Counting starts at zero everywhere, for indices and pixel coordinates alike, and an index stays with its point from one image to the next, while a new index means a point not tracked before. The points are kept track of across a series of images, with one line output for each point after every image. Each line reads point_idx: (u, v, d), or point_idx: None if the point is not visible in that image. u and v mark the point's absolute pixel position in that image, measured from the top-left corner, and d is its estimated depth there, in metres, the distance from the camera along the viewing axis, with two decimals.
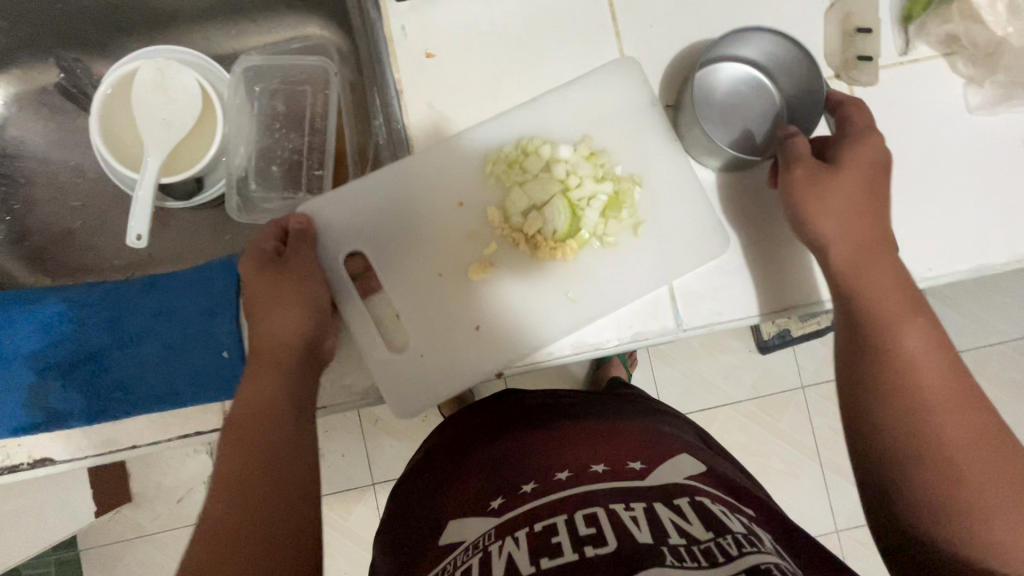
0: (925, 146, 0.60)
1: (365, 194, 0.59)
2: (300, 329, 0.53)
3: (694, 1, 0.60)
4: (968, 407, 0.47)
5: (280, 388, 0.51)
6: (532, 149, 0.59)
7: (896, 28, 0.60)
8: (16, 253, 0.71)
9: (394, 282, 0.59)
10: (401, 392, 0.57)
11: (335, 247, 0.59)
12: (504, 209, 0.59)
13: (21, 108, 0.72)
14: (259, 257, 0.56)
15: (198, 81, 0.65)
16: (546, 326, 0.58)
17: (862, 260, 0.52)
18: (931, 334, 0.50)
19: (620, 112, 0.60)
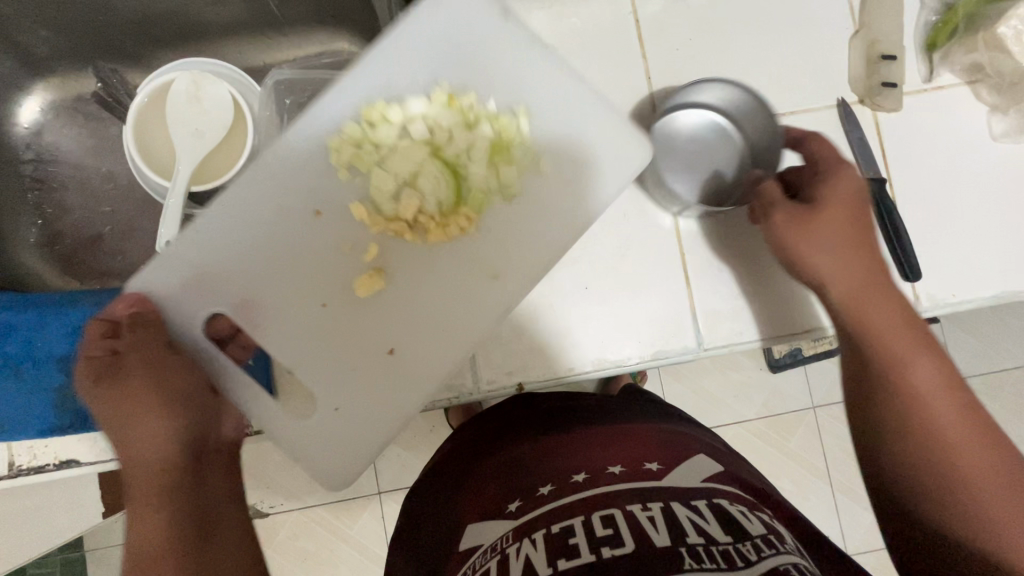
0: (948, 172, 0.61)
1: (203, 236, 0.52)
2: (169, 433, 0.50)
3: (717, 25, 0.61)
4: (995, 444, 0.45)
5: (173, 497, 0.48)
6: (375, 117, 0.53)
7: (919, 55, 0.61)
8: (48, 256, 0.72)
9: (268, 326, 0.53)
10: (314, 443, 0.53)
11: (184, 316, 0.53)
12: (371, 199, 0.53)
13: (58, 115, 0.74)
14: (89, 369, 0.50)
15: (231, 93, 0.67)
16: (467, 312, 0.54)
17: (867, 295, 0.52)
18: (941, 367, 0.49)
19: (467, 39, 0.53)
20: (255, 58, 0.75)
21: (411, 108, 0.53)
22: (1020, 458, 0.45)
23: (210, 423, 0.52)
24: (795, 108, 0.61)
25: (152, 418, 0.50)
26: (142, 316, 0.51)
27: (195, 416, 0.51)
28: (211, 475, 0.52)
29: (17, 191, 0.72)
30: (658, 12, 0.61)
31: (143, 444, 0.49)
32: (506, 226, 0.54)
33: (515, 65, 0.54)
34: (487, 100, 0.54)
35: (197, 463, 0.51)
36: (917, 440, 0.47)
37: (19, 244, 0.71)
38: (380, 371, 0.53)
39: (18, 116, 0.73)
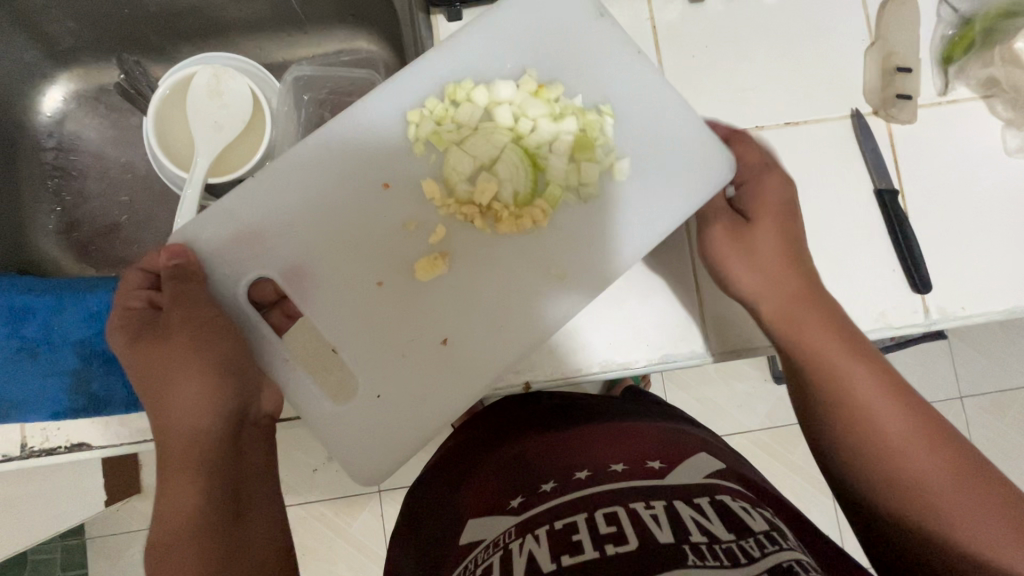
0: (960, 186, 0.61)
1: (270, 202, 0.54)
2: (208, 398, 0.49)
3: (734, 34, 0.62)
4: (936, 438, 0.47)
5: (203, 465, 0.48)
6: (462, 99, 0.54)
7: (936, 68, 0.61)
8: (65, 242, 0.74)
9: (327, 301, 0.54)
10: (363, 424, 0.54)
11: (225, 281, 0.54)
12: (446, 180, 0.54)
13: (81, 105, 0.76)
14: (132, 322, 0.52)
15: (251, 87, 0.68)
16: (531, 305, 0.54)
17: (795, 310, 0.52)
18: (875, 370, 0.50)
19: (581, 24, 0.55)
20: (274, 55, 0.76)
21: (500, 94, 0.54)
22: (964, 447, 0.47)
23: (250, 393, 0.52)
24: (808, 117, 0.61)
25: (188, 381, 0.49)
26: (184, 271, 0.52)
27: (236, 383, 0.51)
28: (245, 444, 0.52)
29: (38, 178, 0.74)
30: (675, 19, 0.62)
31: (182, 406, 0.49)
32: (570, 224, 0.55)
33: (607, 66, 0.55)
34: (575, 92, 0.56)
35: (235, 430, 0.51)
36: (860, 447, 0.48)
37: (37, 230, 0.73)
38: (430, 359, 0.54)
39: (42, 105, 0.74)
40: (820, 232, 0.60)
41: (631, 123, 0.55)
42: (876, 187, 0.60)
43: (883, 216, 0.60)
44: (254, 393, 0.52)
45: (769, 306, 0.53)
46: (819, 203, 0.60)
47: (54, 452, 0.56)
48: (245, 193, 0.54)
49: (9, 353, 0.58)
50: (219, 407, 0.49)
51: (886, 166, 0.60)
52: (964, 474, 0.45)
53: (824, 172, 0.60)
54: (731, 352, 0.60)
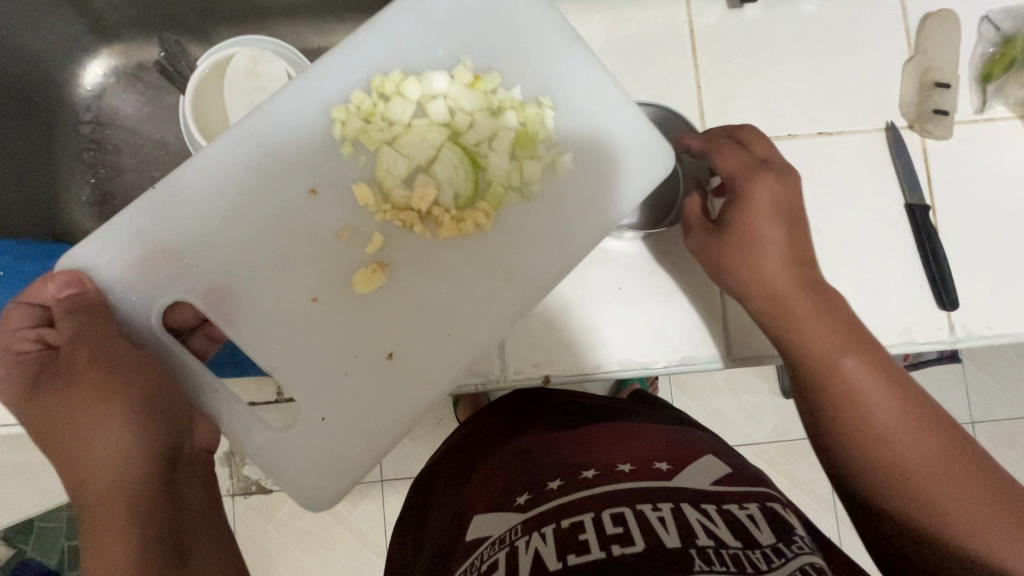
0: (991, 206, 0.60)
1: (181, 214, 0.53)
2: (129, 441, 0.46)
3: (770, 42, 0.62)
4: (928, 426, 0.46)
5: (134, 509, 0.44)
6: (393, 95, 0.55)
7: (974, 86, 0.61)
8: (97, 214, 0.75)
9: (256, 315, 0.54)
10: (314, 436, 0.53)
11: (136, 305, 0.53)
12: (380, 184, 0.55)
13: (118, 80, 0.77)
14: (26, 368, 0.49)
15: (287, 71, 0.69)
16: (476, 310, 0.55)
17: (792, 300, 0.51)
18: (869, 359, 0.49)
19: (502, 20, 0.56)
20: (311, 41, 0.78)
21: (433, 86, 0.55)
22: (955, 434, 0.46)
23: (177, 426, 0.50)
24: (842, 128, 0.61)
25: (106, 426, 0.47)
26: (82, 301, 0.50)
27: (157, 419, 0.48)
28: (183, 484, 0.49)
29: (74, 150, 0.75)
30: (713, 24, 0.62)
31: (96, 460, 0.46)
32: (510, 223, 0.55)
33: (541, 54, 0.56)
34: (511, 88, 0.56)
35: (167, 469, 0.48)
36: (853, 435, 0.47)
37: (71, 201, 0.74)
38: (377, 369, 0.54)
39: (81, 80, 0.76)
40: (847, 243, 0.60)
41: (564, 113, 0.56)
42: (908, 203, 0.59)
43: (913, 231, 0.59)
44: (185, 423, 0.50)
45: (766, 297, 0.51)
46: (846, 215, 0.60)
47: None
48: (140, 213, 0.53)
49: None
50: (138, 450, 0.47)
51: (919, 181, 0.60)
52: (965, 469, 0.44)
53: (854, 184, 0.60)
54: (746, 359, 0.60)
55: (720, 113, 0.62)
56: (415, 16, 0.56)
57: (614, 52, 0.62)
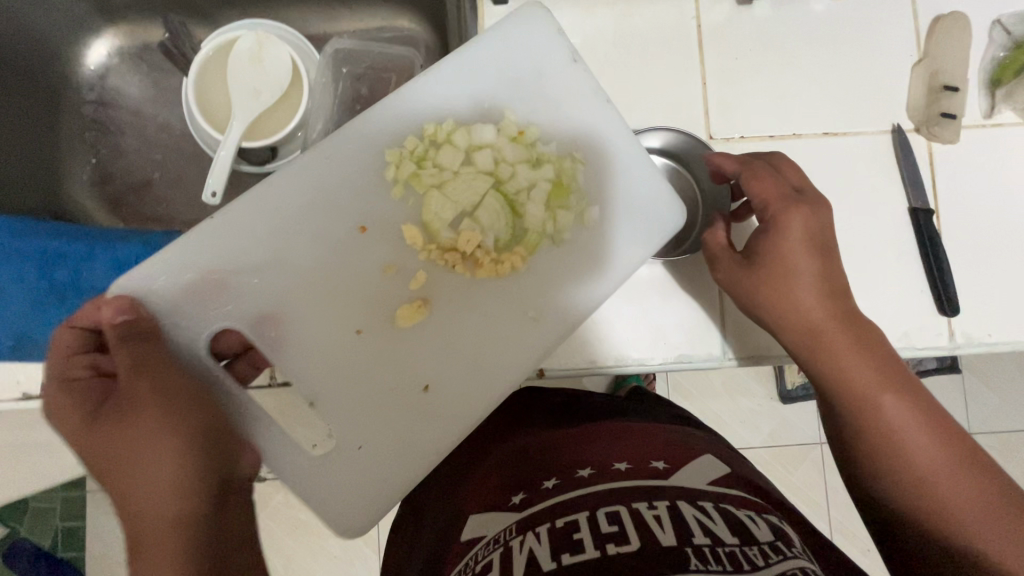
0: (998, 212, 0.60)
1: (228, 243, 0.53)
2: (181, 474, 0.46)
3: (780, 41, 0.62)
4: (972, 465, 0.46)
5: (188, 543, 0.44)
6: (441, 141, 0.56)
7: (983, 90, 0.61)
8: (98, 195, 0.75)
9: (302, 349, 0.54)
10: (351, 467, 0.54)
11: (183, 332, 0.52)
12: (427, 226, 0.56)
13: (123, 61, 0.77)
14: (81, 397, 0.48)
15: (291, 57, 0.69)
16: (511, 351, 0.56)
17: (833, 335, 0.50)
18: (910, 397, 0.48)
19: (542, 72, 0.57)
20: (317, 27, 0.77)
21: (479, 136, 0.56)
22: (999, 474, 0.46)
23: (228, 459, 0.49)
24: (848, 130, 0.61)
25: (156, 461, 0.46)
26: (138, 329, 0.49)
27: (213, 454, 0.48)
28: (231, 514, 0.48)
29: (76, 130, 0.75)
30: (722, 20, 0.62)
31: (150, 492, 0.46)
32: (549, 268, 0.57)
33: (577, 107, 0.57)
34: (550, 141, 0.58)
35: (217, 502, 0.47)
36: (881, 466, 0.48)
37: (71, 181, 0.74)
38: (416, 403, 0.55)
39: (85, 59, 0.75)
40: (850, 245, 0.59)
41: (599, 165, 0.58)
42: (911, 206, 0.59)
43: (915, 236, 0.59)
44: (233, 454, 0.50)
45: (796, 332, 0.51)
46: (851, 218, 0.60)
47: None
48: (189, 240, 0.53)
49: (39, 291, 0.59)
50: (190, 484, 0.46)
51: (923, 185, 0.59)
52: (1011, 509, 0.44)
53: (857, 186, 0.60)
54: (746, 359, 0.60)
55: (726, 110, 0.61)
56: (464, 64, 0.56)
57: (621, 46, 0.62)
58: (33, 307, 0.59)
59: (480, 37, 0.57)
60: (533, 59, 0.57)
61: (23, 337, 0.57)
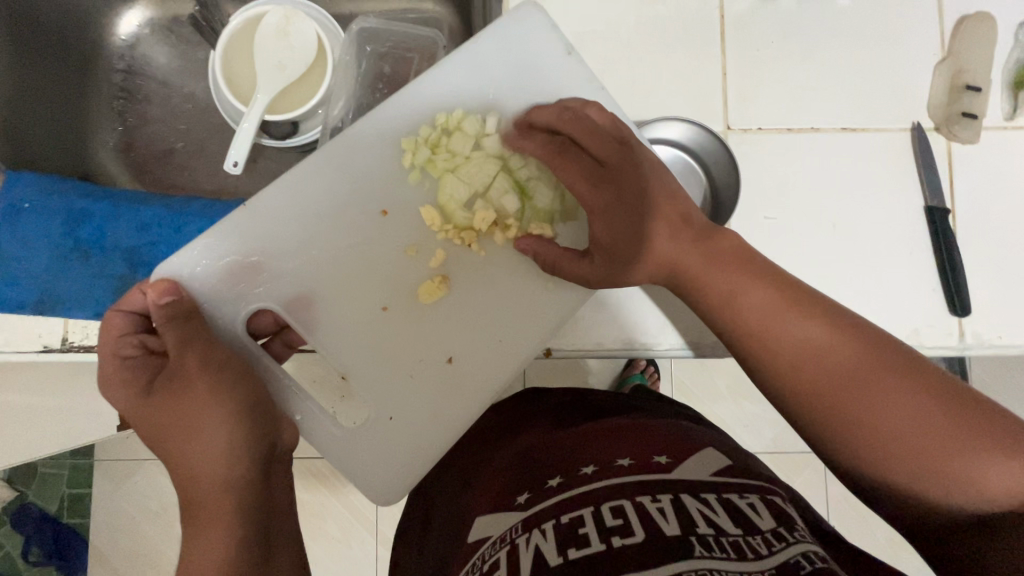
0: (1009, 216, 0.60)
1: (264, 229, 0.55)
2: (231, 439, 0.47)
3: (802, 36, 0.62)
4: (841, 362, 0.42)
5: (239, 505, 0.45)
6: (453, 127, 0.57)
7: (1007, 92, 0.61)
8: (123, 161, 0.76)
9: (329, 326, 0.56)
10: (377, 449, 0.56)
11: (223, 313, 0.54)
12: (444, 208, 0.57)
13: (152, 32, 0.78)
14: (132, 374, 0.47)
15: (317, 32, 0.69)
16: (526, 328, 0.57)
17: (682, 253, 0.50)
18: (763, 300, 0.46)
19: (539, 59, 0.58)
20: (342, 6, 0.78)
21: (488, 123, 0.58)
22: (860, 356, 0.42)
23: (272, 431, 0.50)
24: (866, 125, 0.61)
25: (207, 429, 0.46)
26: (183, 308, 0.48)
27: (256, 428, 0.48)
28: (276, 484, 0.49)
29: (105, 97, 0.77)
30: (746, 12, 0.62)
31: (200, 455, 0.46)
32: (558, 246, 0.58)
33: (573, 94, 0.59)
34: None
35: (264, 470, 0.48)
36: (822, 410, 0.42)
37: (99, 147, 0.75)
38: (438, 376, 0.56)
39: (117, 28, 0.77)
40: (861, 241, 0.60)
41: None
42: (927, 205, 0.59)
43: (929, 235, 0.59)
44: (277, 426, 0.50)
45: (701, 296, 0.49)
46: (863, 215, 0.60)
47: (90, 350, 0.59)
48: (231, 227, 0.54)
49: (62, 249, 0.61)
50: (240, 451, 0.47)
51: (940, 183, 0.60)
52: (950, 407, 0.39)
53: (873, 182, 0.60)
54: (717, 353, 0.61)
55: (746, 102, 0.61)
56: (467, 53, 0.58)
57: (644, 34, 0.62)
58: (56, 264, 0.61)
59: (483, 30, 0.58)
60: (532, 46, 0.58)
61: (47, 293, 0.59)
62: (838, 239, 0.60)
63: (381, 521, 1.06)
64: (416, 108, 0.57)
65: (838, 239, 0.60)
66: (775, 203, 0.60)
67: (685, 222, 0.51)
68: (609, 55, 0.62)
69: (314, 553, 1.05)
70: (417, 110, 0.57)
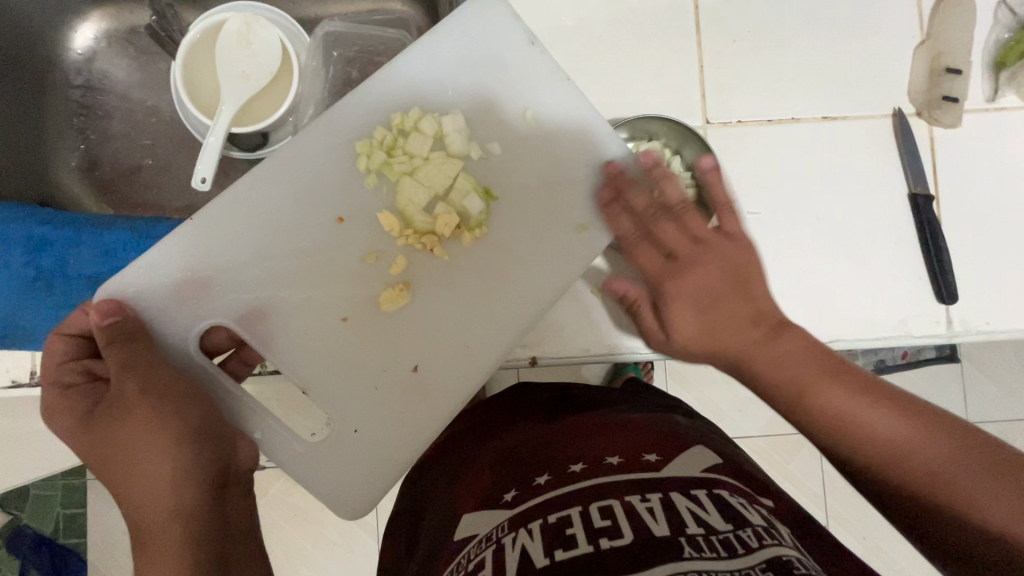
0: (992, 198, 0.59)
1: (223, 241, 0.53)
2: (174, 468, 0.44)
3: (778, 23, 0.61)
4: (941, 452, 0.41)
5: (189, 534, 0.43)
6: (409, 128, 0.55)
7: (987, 73, 0.60)
8: (87, 181, 0.74)
9: (286, 341, 0.54)
10: (340, 468, 0.54)
11: (174, 331, 0.53)
12: (403, 212, 0.55)
13: (110, 44, 0.75)
14: (75, 401, 0.47)
15: (281, 39, 0.66)
16: (495, 330, 0.56)
17: (740, 338, 0.51)
18: (847, 388, 0.45)
19: (501, 52, 0.56)
20: (306, 9, 0.76)
21: (447, 122, 0.56)
22: (961, 448, 0.41)
23: (223, 452, 0.48)
24: (847, 113, 0.60)
25: (154, 454, 0.44)
26: (125, 328, 0.49)
27: (202, 451, 0.46)
28: (231, 506, 0.47)
29: (63, 115, 0.74)
30: (720, 1, 0.61)
31: (145, 485, 0.44)
32: (521, 244, 0.56)
33: (537, 88, 0.57)
34: (520, 114, 0.57)
35: (216, 494, 0.46)
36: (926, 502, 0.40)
37: (61, 168, 0.73)
38: (403, 385, 0.55)
39: (72, 42, 0.74)
40: (847, 229, 0.59)
41: (562, 141, 0.57)
42: (910, 192, 0.59)
43: (914, 221, 0.59)
44: (228, 444, 0.49)
45: (771, 382, 0.49)
46: (846, 200, 0.59)
47: None
48: (178, 242, 0.53)
49: (24, 279, 0.59)
50: (184, 478, 0.44)
51: (923, 169, 0.59)
52: None
53: (857, 170, 0.60)
54: None
55: (725, 93, 0.60)
56: (432, 51, 0.56)
57: (616, 28, 0.60)
58: (18, 296, 0.59)
59: (435, 24, 0.56)
60: (496, 40, 0.56)
61: (12, 325, 0.59)
62: (823, 230, 0.59)
63: (382, 526, 1.04)
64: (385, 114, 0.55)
65: (824, 229, 0.59)
66: (757, 198, 0.59)
67: (752, 325, 0.51)
68: (584, 50, 0.60)
69: (315, 562, 1.03)
70: (387, 116, 0.56)
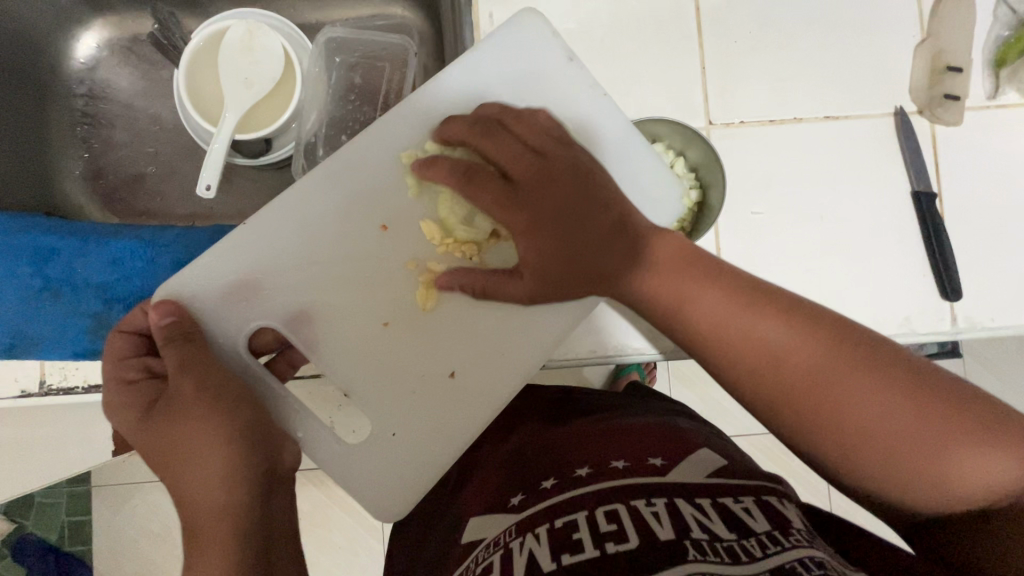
0: (995, 195, 0.60)
1: (264, 245, 0.53)
2: (228, 465, 0.44)
3: (779, 23, 0.61)
4: (799, 346, 0.41)
5: (238, 530, 0.43)
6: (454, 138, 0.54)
7: (987, 71, 0.60)
8: (92, 189, 0.74)
9: (326, 348, 0.54)
10: (371, 470, 0.54)
11: (225, 332, 0.52)
12: (444, 221, 0.54)
13: (112, 53, 0.75)
14: (134, 398, 0.47)
15: (283, 46, 0.65)
16: (530, 333, 0.56)
17: (608, 243, 0.48)
18: (715, 291, 0.44)
19: (540, 66, 0.56)
20: (307, 15, 0.76)
21: None
22: (818, 337, 0.41)
23: (274, 451, 0.47)
24: (849, 112, 0.60)
25: (208, 452, 0.44)
26: (183, 329, 0.49)
27: (257, 448, 0.45)
28: (278, 505, 0.46)
29: (67, 124, 0.74)
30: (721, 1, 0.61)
31: (199, 482, 0.43)
32: None
33: (579, 104, 0.56)
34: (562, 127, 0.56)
35: (265, 492, 0.45)
36: (809, 412, 0.40)
37: (64, 177, 0.73)
38: (440, 391, 0.55)
39: (74, 52, 0.74)
40: (851, 227, 0.59)
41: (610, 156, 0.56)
42: (914, 189, 0.59)
43: (918, 219, 0.59)
44: (279, 443, 0.48)
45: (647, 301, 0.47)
46: (850, 198, 0.60)
47: (72, 391, 0.59)
48: (228, 249, 0.53)
49: (32, 288, 0.60)
50: (236, 475, 0.44)
51: (926, 168, 0.59)
52: (921, 391, 0.37)
53: (861, 169, 0.60)
54: None
55: (728, 93, 0.61)
56: (469, 63, 0.55)
57: (619, 30, 0.61)
58: (27, 307, 0.60)
59: (480, 37, 0.56)
60: (537, 56, 0.56)
61: (21, 336, 0.59)
62: (827, 229, 0.59)
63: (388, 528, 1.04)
64: (390, 119, 0.55)
65: (827, 227, 0.59)
66: (762, 197, 0.60)
67: (624, 238, 0.48)
68: (588, 53, 0.61)
69: (322, 566, 1.03)
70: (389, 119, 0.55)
